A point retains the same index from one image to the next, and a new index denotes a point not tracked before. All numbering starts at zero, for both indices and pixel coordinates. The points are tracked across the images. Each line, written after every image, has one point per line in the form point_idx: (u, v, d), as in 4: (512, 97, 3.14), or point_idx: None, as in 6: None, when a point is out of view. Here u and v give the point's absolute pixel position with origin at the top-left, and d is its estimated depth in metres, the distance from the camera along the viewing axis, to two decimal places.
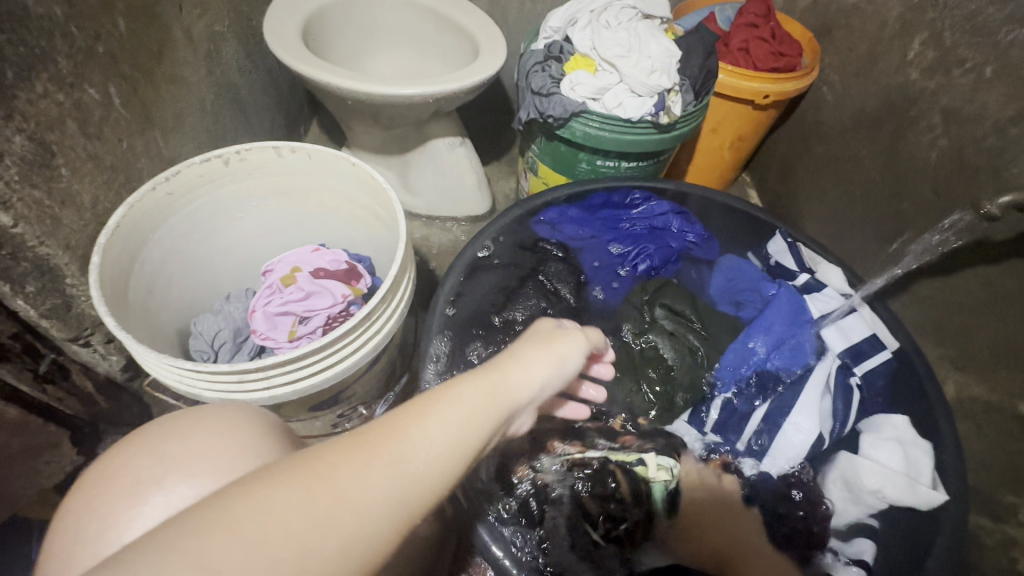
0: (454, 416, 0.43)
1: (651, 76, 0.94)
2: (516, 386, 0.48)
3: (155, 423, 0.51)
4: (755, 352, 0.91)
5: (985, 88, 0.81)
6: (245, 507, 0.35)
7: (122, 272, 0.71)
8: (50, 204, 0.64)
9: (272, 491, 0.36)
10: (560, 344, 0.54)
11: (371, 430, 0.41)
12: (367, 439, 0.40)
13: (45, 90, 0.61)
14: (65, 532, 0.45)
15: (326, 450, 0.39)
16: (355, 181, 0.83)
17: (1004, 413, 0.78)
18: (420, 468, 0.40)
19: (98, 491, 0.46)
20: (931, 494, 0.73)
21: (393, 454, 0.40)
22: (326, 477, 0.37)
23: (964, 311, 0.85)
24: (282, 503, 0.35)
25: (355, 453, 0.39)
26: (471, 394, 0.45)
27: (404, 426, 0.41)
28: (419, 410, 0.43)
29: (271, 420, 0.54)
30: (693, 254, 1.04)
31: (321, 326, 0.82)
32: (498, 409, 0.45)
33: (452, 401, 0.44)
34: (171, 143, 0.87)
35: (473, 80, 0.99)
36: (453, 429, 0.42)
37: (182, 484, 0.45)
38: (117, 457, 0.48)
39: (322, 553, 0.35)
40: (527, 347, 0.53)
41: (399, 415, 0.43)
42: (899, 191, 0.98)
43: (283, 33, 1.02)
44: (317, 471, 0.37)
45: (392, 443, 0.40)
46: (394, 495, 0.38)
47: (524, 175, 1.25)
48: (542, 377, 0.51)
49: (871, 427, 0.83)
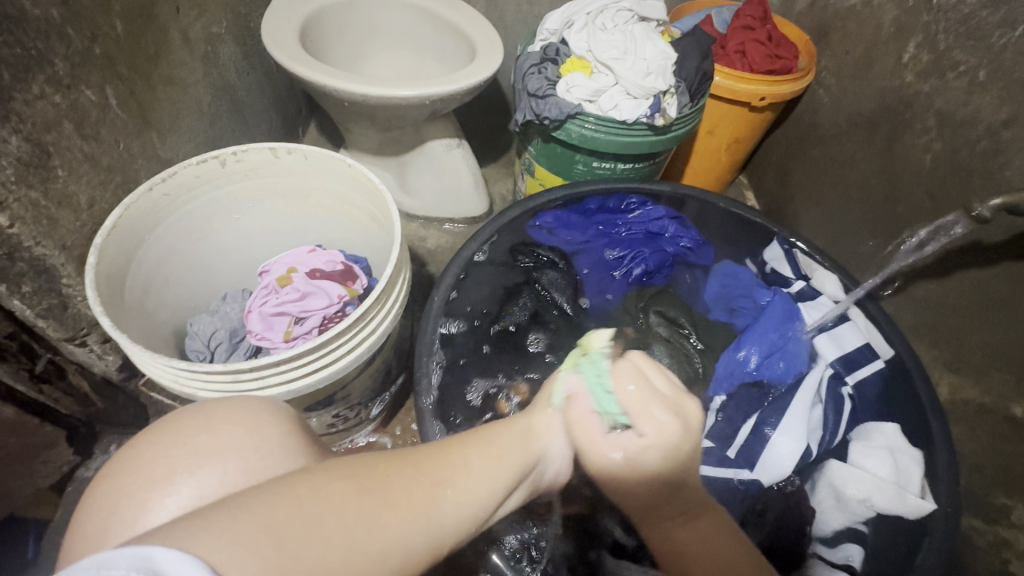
0: (493, 457, 0.46)
1: (647, 79, 0.94)
2: (543, 438, 0.52)
3: (172, 415, 0.49)
4: (747, 362, 0.90)
5: (979, 91, 0.82)
6: (305, 487, 0.35)
7: (118, 273, 0.72)
8: (46, 205, 0.64)
9: (331, 480, 0.37)
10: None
11: (424, 451, 0.43)
12: (419, 458, 0.42)
13: (42, 92, 0.62)
14: (95, 519, 0.42)
15: (384, 463, 0.40)
16: (351, 183, 0.83)
17: (997, 415, 0.78)
18: (465, 493, 0.41)
19: (130, 479, 0.43)
20: (919, 503, 0.74)
21: (444, 475, 0.41)
22: (381, 481, 0.38)
23: (957, 313, 0.85)
24: (339, 491, 0.36)
25: (410, 467, 0.41)
26: (508, 437, 0.49)
27: (453, 455, 0.43)
28: (464, 444, 0.46)
29: (288, 413, 0.52)
30: (688, 259, 1.05)
31: (316, 326, 0.82)
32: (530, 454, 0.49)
33: (493, 441, 0.48)
34: (168, 144, 0.87)
35: (469, 82, 0.99)
36: (492, 464, 0.45)
37: (214, 474, 0.43)
38: (149, 446, 0.46)
39: (367, 551, 0.34)
40: (553, 403, 0.58)
41: (446, 444, 0.45)
42: (894, 194, 0.98)
43: (281, 35, 1.03)
44: (373, 473, 0.39)
45: (444, 465, 0.42)
46: (441, 512, 0.39)
47: (521, 177, 1.26)
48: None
49: (862, 435, 0.84)
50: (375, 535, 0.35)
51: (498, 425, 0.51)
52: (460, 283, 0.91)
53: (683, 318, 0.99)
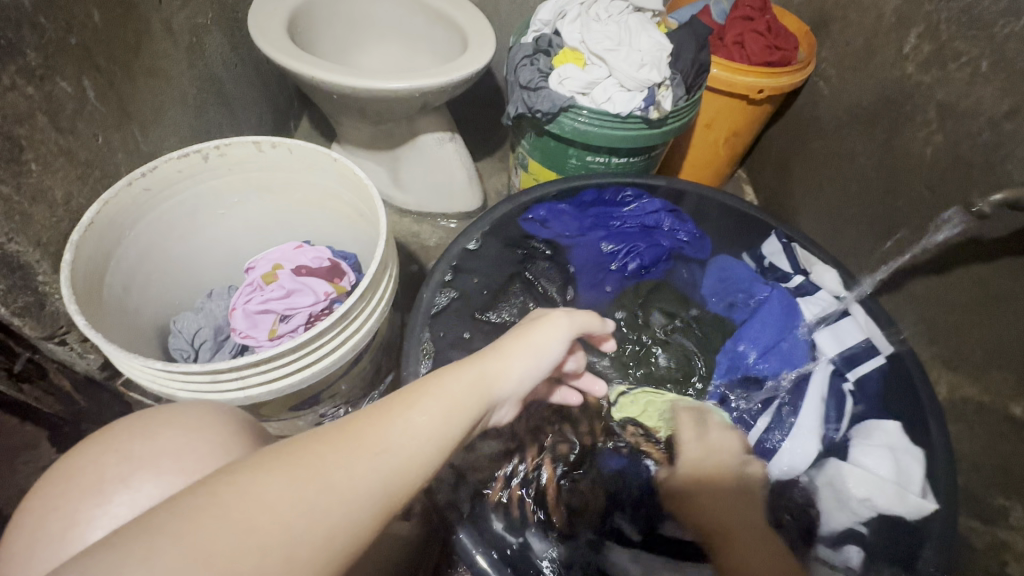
0: (436, 413, 0.44)
1: (641, 70, 0.92)
2: (496, 382, 0.50)
3: (121, 420, 0.48)
4: (747, 357, 0.89)
5: (982, 83, 0.79)
6: (233, 493, 0.33)
7: (97, 270, 0.70)
8: (19, 200, 0.62)
9: (258, 480, 0.34)
10: (539, 336, 0.55)
11: (357, 420, 0.41)
12: (353, 429, 0.40)
13: (13, 83, 0.60)
14: (23, 532, 0.41)
15: (314, 441, 0.39)
16: (337, 177, 0.81)
17: (996, 414, 0.77)
18: (406, 457, 0.40)
19: (60, 488, 0.43)
20: (920, 503, 0.72)
21: (383, 445, 0.40)
22: (312, 465, 0.37)
23: (957, 310, 0.84)
24: (269, 489, 0.34)
25: (342, 444, 0.39)
26: (455, 385, 0.47)
27: (389, 418, 0.42)
28: (404, 402, 0.44)
29: (244, 418, 0.51)
30: (684, 253, 1.03)
31: (302, 324, 0.80)
32: (478, 402, 0.48)
33: (434, 396, 0.45)
34: (150, 137, 0.85)
35: (460, 74, 0.97)
36: (437, 419, 0.44)
37: (148, 483, 0.42)
38: (85, 453, 0.45)
39: (309, 542, 0.34)
40: (507, 341, 0.55)
41: (383, 407, 0.43)
42: (894, 188, 0.96)
43: (268, 26, 1.00)
44: (307, 459, 0.37)
45: (381, 433, 0.41)
46: (382, 484, 0.38)
47: (515, 171, 1.24)
48: (522, 370, 0.53)
49: (862, 431, 0.83)
50: (316, 524, 0.34)
51: (439, 373, 0.48)
52: (450, 279, 0.89)
53: (681, 313, 0.98)
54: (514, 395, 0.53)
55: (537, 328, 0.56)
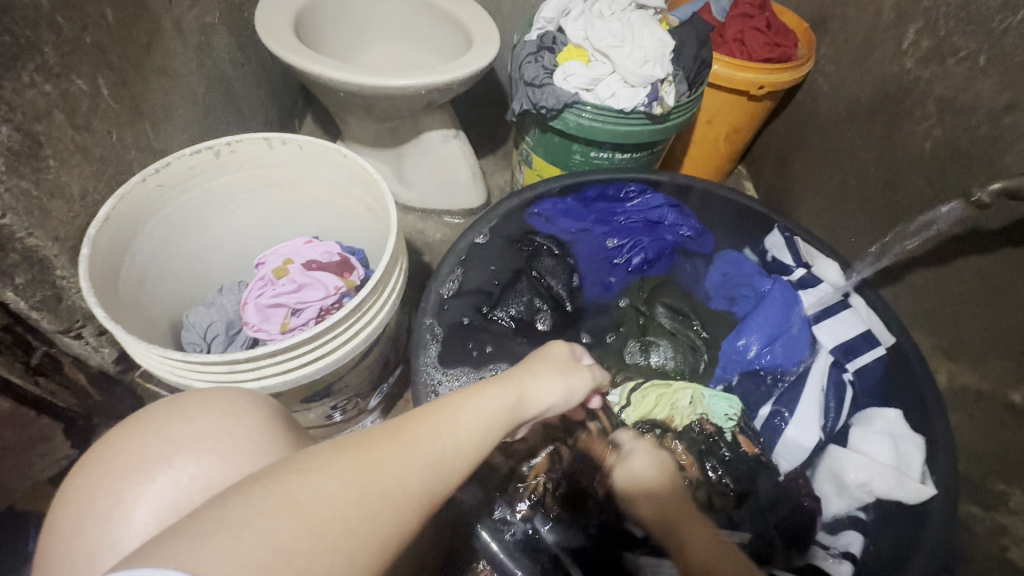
0: (475, 430, 0.48)
1: (644, 67, 0.93)
2: (525, 400, 0.55)
3: (157, 404, 0.49)
4: (748, 349, 0.90)
5: (979, 77, 0.81)
6: (302, 490, 0.36)
7: (112, 264, 0.71)
8: (38, 195, 0.63)
9: (325, 478, 0.37)
10: (575, 376, 0.61)
11: (405, 426, 0.44)
12: (404, 437, 0.43)
13: (32, 81, 0.61)
14: (69, 511, 0.43)
15: (369, 444, 0.41)
16: (346, 173, 0.83)
17: (995, 402, 0.78)
18: (450, 469, 0.44)
19: (102, 469, 0.44)
20: (918, 488, 0.74)
21: (431, 455, 0.43)
22: (370, 469, 0.39)
23: (956, 300, 0.85)
24: (335, 490, 0.37)
25: (395, 450, 0.42)
26: (488, 403, 0.51)
27: (434, 428, 0.45)
28: (444, 415, 0.47)
29: (272, 405, 0.52)
30: (687, 247, 1.04)
31: (313, 317, 0.81)
32: (508, 419, 0.52)
33: (474, 412, 0.49)
34: (161, 135, 0.86)
35: (466, 71, 0.98)
36: (473, 433, 0.48)
37: (189, 462, 0.44)
38: (122, 437, 0.46)
39: (370, 543, 0.36)
40: (544, 367, 0.60)
41: (425, 416, 0.47)
42: (893, 182, 0.98)
43: (276, 25, 1.02)
44: (367, 463, 0.40)
45: (429, 443, 0.44)
46: (428, 494, 0.41)
47: (519, 168, 1.25)
48: (552, 400, 0.58)
49: (862, 420, 0.84)
50: (375, 527, 0.37)
51: (477, 391, 0.52)
52: (460, 270, 0.91)
53: (688, 309, 0.99)
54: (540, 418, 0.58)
55: (571, 361, 0.63)
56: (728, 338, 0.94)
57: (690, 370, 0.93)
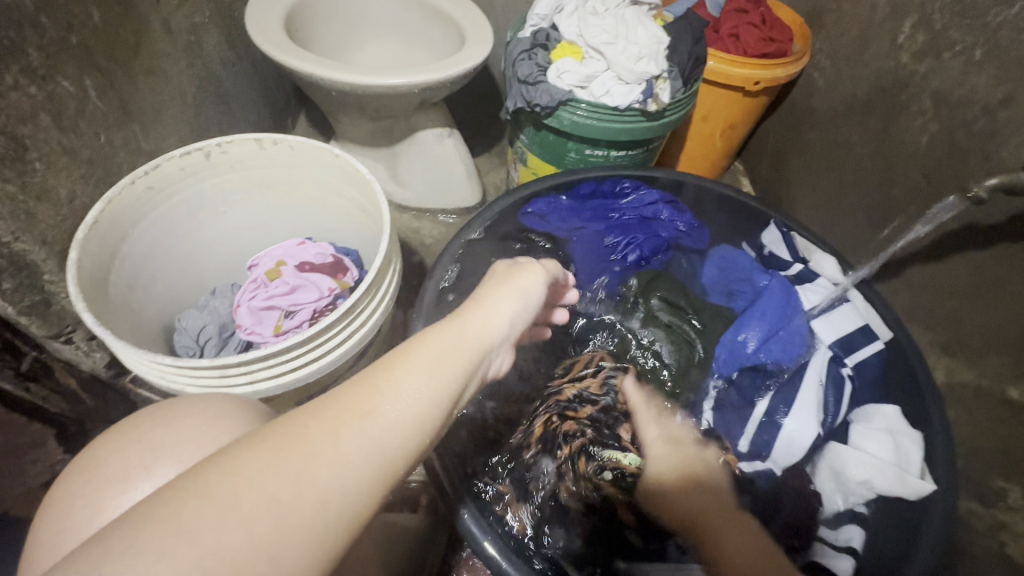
0: (426, 369, 0.43)
1: (639, 64, 0.93)
2: (481, 332, 0.50)
3: (139, 414, 0.48)
4: (746, 345, 0.90)
5: (976, 71, 0.80)
6: (214, 470, 0.34)
7: (101, 269, 0.70)
8: (24, 199, 0.62)
9: (238, 458, 0.35)
10: (520, 280, 0.56)
11: (342, 388, 0.41)
12: (335, 399, 0.39)
13: (16, 83, 0.60)
14: (53, 521, 0.43)
15: (300, 414, 0.38)
16: (339, 173, 0.82)
17: (993, 397, 0.78)
18: (398, 415, 0.40)
19: (86, 477, 0.44)
20: (920, 484, 0.73)
21: (370, 406, 0.39)
22: (292, 435, 0.36)
23: (954, 296, 0.85)
24: (252, 462, 0.34)
25: (327, 414, 0.38)
26: (439, 338, 0.47)
27: (375, 382, 0.41)
28: (386, 366, 0.43)
29: (260, 409, 0.52)
30: (683, 243, 1.04)
31: (307, 319, 0.81)
32: (466, 351, 0.47)
33: (421, 353, 0.45)
34: (151, 136, 0.85)
35: (459, 69, 0.97)
36: (424, 374, 0.43)
37: (170, 471, 0.43)
38: (104, 448, 0.46)
39: (297, 509, 0.34)
40: (491, 291, 0.55)
41: (367, 372, 0.42)
42: (890, 177, 0.97)
43: (266, 24, 1.00)
44: (288, 432, 0.37)
45: (371, 398, 0.40)
46: (376, 447, 0.38)
47: (514, 166, 1.24)
48: (509, 315, 0.53)
49: (863, 416, 0.84)
50: (302, 490, 0.34)
51: (428, 331, 0.47)
52: (457, 267, 0.90)
53: (682, 302, 1.00)
54: (506, 337, 0.53)
55: (521, 276, 0.57)
56: (727, 332, 0.94)
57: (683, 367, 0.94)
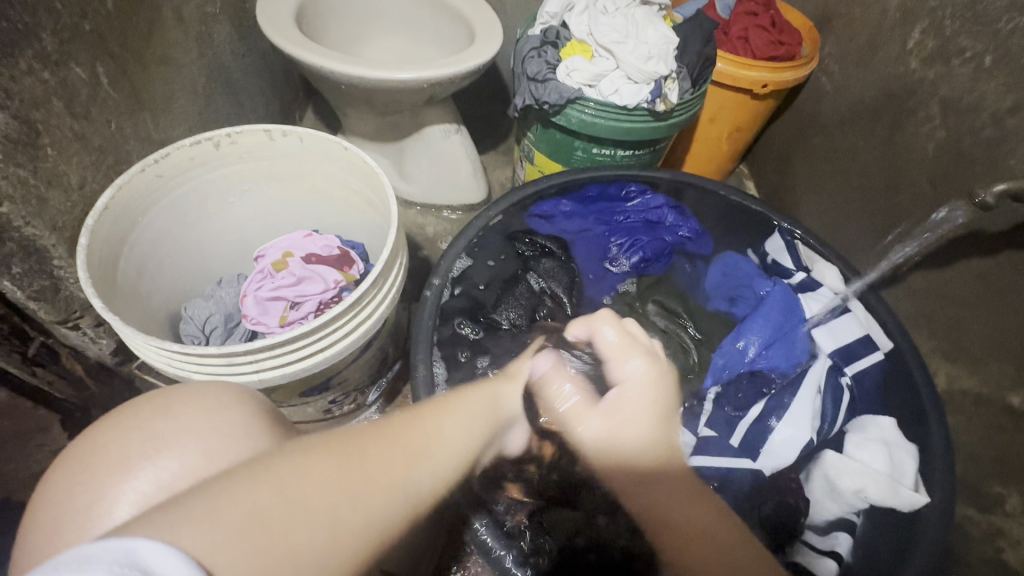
0: (457, 429, 0.50)
1: (648, 64, 0.93)
2: (506, 403, 0.60)
3: (139, 399, 0.48)
4: (746, 352, 0.90)
5: (985, 78, 0.80)
6: (285, 470, 0.36)
7: (110, 254, 0.71)
8: (35, 184, 0.63)
9: (308, 461, 0.37)
10: (542, 360, 0.70)
11: (394, 424, 0.45)
12: (389, 432, 0.44)
13: (29, 68, 0.60)
14: (51, 507, 0.42)
15: (358, 437, 0.42)
16: (347, 166, 0.82)
17: (994, 405, 0.79)
18: (438, 459, 0.45)
19: (84, 465, 0.44)
20: (912, 497, 0.73)
21: (421, 449, 0.44)
22: (357, 455, 0.40)
23: (956, 303, 0.85)
24: (320, 468, 0.37)
25: (383, 442, 0.42)
26: (470, 408, 0.54)
27: (418, 426, 0.46)
28: (429, 416, 0.48)
29: (261, 400, 0.52)
30: (687, 249, 1.05)
31: (312, 311, 0.81)
32: (486, 423, 0.54)
33: (460, 413, 0.52)
34: (161, 125, 0.86)
35: (468, 65, 0.97)
36: (457, 434, 0.49)
37: (169, 459, 0.43)
38: (104, 433, 0.46)
39: (353, 525, 0.36)
40: (520, 371, 0.67)
41: (413, 417, 0.47)
42: (895, 182, 0.97)
43: (277, 16, 1.01)
44: (348, 448, 0.40)
45: (411, 441, 0.44)
46: (419, 493, 0.41)
47: (520, 164, 1.25)
48: (530, 393, 0.65)
49: (859, 427, 0.83)
50: (358, 509, 0.36)
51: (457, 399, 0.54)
52: (473, 244, 0.93)
53: (681, 307, 1.00)
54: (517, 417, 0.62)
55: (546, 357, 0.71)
56: (726, 339, 0.94)
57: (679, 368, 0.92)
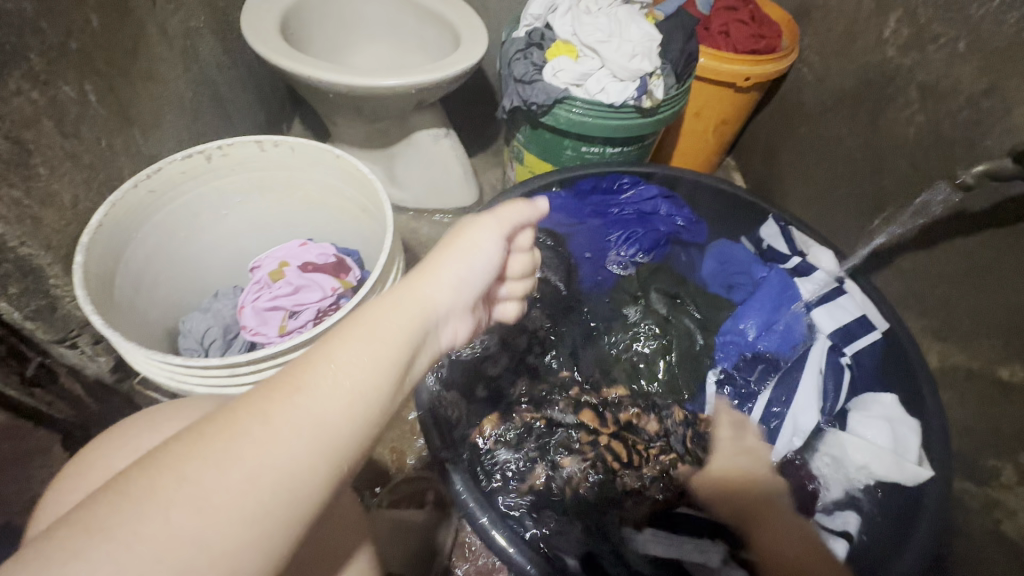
0: (364, 346, 0.41)
1: (633, 61, 0.94)
2: (429, 307, 0.47)
3: None
4: (745, 334, 0.92)
5: (960, 62, 0.82)
6: (134, 475, 0.33)
7: (107, 272, 0.71)
8: (29, 204, 0.63)
9: (161, 456, 0.34)
10: (464, 240, 0.53)
11: (278, 368, 0.39)
12: (267, 381, 0.38)
13: (18, 88, 0.61)
14: None
15: (231, 403, 0.37)
16: (340, 174, 0.83)
17: (984, 378, 0.80)
18: (341, 382, 0.38)
19: None
20: (917, 470, 0.74)
21: (304, 381, 0.38)
22: (216, 423, 0.35)
23: (945, 282, 0.87)
24: (170, 461, 0.33)
25: (257, 396, 0.37)
26: (383, 319, 0.44)
27: (311, 361, 0.39)
28: (326, 343, 0.41)
29: None
30: (682, 237, 1.05)
31: (311, 320, 0.81)
32: (408, 333, 0.44)
33: (357, 339, 0.41)
34: (150, 140, 0.86)
35: (456, 69, 0.98)
36: (364, 356, 0.40)
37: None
38: None
39: (233, 503, 0.33)
40: (435, 256, 0.51)
41: (309, 350, 0.41)
42: (879, 167, 0.99)
43: (261, 27, 1.01)
44: (207, 425, 0.35)
45: (303, 379, 0.38)
46: (320, 436, 0.36)
47: (510, 165, 1.26)
48: (451, 286, 0.49)
49: (860, 405, 0.86)
50: (229, 485, 0.33)
51: (368, 308, 0.44)
52: None
53: (679, 291, 1.01)
54: (455, 308, 0.50)
55: (466, 230, 0.54)
56: (727, 322, 0.96)
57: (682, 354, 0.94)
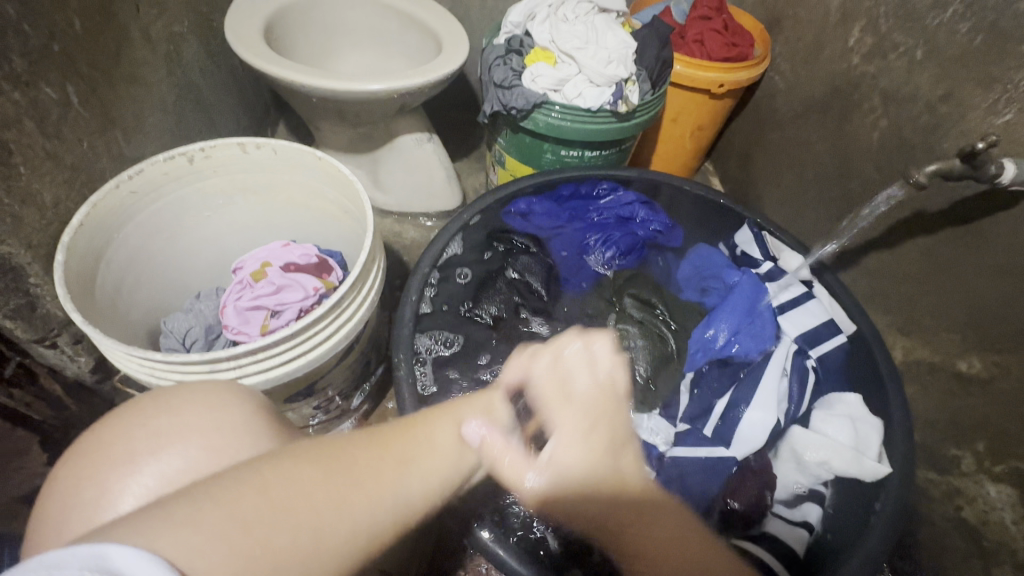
0: (456, 440, 0.49)
1: (608, 67, 0.97)
2: (507, 420, 0.58)
3: (143, 398, 0.50)
4: (716, 338, 0.95)
5: (918, 69, 0.86)
6: (270, 474, 0.37)
7: (88, 271, 0.71)
8: (9, 202, 0.63)
9: (297, 468, 0.38)
10: None
11: (391, 433, 0.46)
12: (384, 442, 0.44)
13: (0, 89, 0.61)
14: (53, 502, 0.44)
15: (350, 446, 0.42)
16: (322, 176, 0.84)
17: (945, 371, 0.84)
18: (437, 465, 0.45)
19: (93, 461, 0.45)
20: (875, 466, 0.77)
21: (412, 456, 0.44)
22: (342, 459, 0.41)
23: (907, 280, 0.90)
24: (304, 475, 0.38)
25: (374, 450, 0.43)
26: (471, 422, 0.53)
27: (416, 436, 0.47)
28: (428, 426, 0.49)
29: (262, 398, 0.53)
30: (658, 242, 1.09)
31: (293, 319, 0.82)
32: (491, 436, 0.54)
33: (451, 430, 0.50)
34: (132, 142, 0.87)
35: (437, 74, 1.00)
36: (454, 445, 0.49)
37: (176, 453, 0.45)
38: (102, 432, 0.47)
39: (337, 533, 0.36)
40: (516, 385, 0.65)
41: (412, 427, 0.48)
42: (846, 170, 1.03)
43: (244, 33, 1.02)
44: (335, 458, 0.40)
45: (410, 451, 0.45)
46: (405, 500, 0.41)
47: (493, 169, 1.28)
48: (525, 408, 0.62)
49: (825, 405, 0.88)
50: (342, 518, 0.37)
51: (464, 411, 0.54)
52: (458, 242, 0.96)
53: (656, 297, 1.03)
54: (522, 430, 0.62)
55: None
56: (699, 327, 0.99)
57: (659, 357, 0.97)
